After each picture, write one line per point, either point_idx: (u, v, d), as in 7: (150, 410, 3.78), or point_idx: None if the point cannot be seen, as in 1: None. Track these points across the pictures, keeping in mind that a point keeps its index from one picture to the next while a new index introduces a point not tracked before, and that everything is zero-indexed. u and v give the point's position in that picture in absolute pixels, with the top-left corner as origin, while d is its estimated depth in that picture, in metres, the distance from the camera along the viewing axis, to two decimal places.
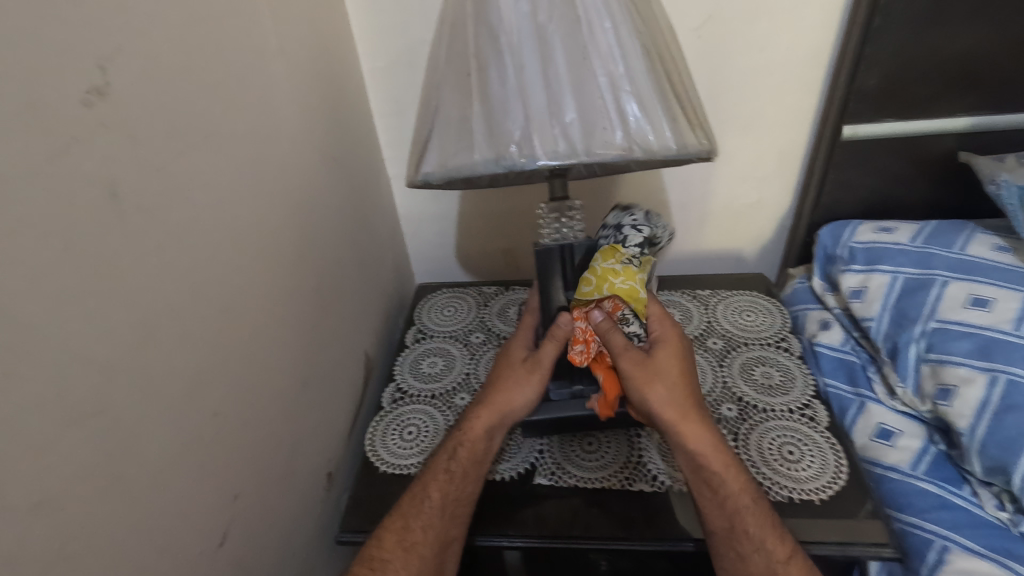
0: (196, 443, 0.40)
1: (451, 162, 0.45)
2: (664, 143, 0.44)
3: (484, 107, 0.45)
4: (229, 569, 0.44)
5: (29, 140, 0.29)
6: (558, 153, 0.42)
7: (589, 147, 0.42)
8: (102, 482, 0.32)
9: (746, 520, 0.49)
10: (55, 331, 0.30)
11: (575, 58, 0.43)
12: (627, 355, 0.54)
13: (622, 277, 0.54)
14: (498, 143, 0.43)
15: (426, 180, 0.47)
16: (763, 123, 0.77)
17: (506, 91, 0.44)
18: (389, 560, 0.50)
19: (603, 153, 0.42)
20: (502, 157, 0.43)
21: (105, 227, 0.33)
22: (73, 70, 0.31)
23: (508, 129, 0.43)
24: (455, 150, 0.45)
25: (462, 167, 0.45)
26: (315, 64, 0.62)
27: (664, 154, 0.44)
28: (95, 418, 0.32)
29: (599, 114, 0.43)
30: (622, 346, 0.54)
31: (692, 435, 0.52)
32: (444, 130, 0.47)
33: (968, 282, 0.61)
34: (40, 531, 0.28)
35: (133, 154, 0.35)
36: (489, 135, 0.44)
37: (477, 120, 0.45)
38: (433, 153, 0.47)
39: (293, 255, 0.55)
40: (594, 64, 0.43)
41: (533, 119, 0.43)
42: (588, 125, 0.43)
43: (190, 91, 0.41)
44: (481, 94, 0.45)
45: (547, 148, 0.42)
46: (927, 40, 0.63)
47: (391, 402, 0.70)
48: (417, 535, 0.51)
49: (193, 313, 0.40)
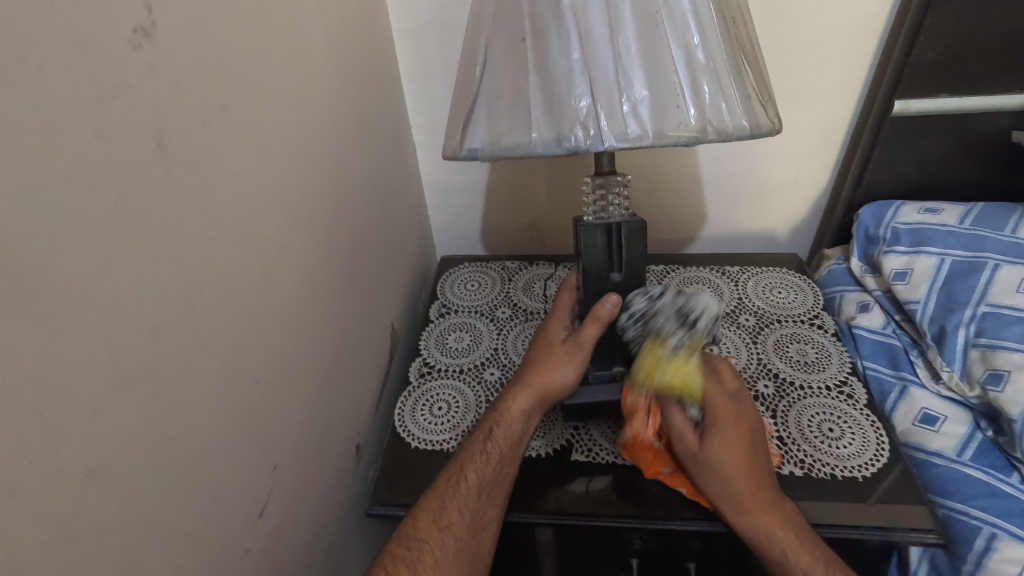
0: (239, 412, 0.39)
1: (507, 138, 0.43)
2: (738, 124, 0.42)
3: (542, 77, 0.42)
4: (269, 541, 0.43)
5: (79, 81, 0.26)
6: (627, 135, 0.40)
7: (661, 129, 0.40)
8: (151, 450, 0.31)
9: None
10: (106, 288, 0.28)
11: (646, 21, 0.40)
12: (681, 437, 0.51)
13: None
14: (561, 122, 0.41)
15: (472, 156, 0.45)
16: (807, 97, 0.75)
17: (571, 60, 0.40)
18: (425, 542, 0.49)
19: (675, 135, 0.40)
20: (565, 138, 0.40)
21: (153, 180, 0.31)
22: (122, 9, 0.29)
23: (574, 106, 0.40)
24: (510, 126, 0.43)
25: (520, 147, 0.42)
26: (349, 22, 0.59)
27: (737, 135, 0.42)
28: (145, 383, 0.30)
29: (674, 93, 0.41)
30: (681, 425, 0.52)
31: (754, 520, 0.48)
32: (493, 99, 0.44)
33: (1022, 267, 0.59)
34: (94, 499, 0.27)
35: (178, 102, 0.33)
36: (550, 113, 0.41)
37: (535, 93, 0.42)
38: (480, 129, 0.45)
39: (328, 221, 0.53)
40: (667, 35, 0.40)
41: (601, 95, 0.40)
42: (661, 104, 0.40)
43: (233, 40, 0.38)
44: (539, 63, 0.42)
45: (617, 129, 0.40)
46: (994, 11, 0.59)
47: (418, 376, 0.69)
48: (453, 517, 0.50)
49: (235, 277, 0.39)
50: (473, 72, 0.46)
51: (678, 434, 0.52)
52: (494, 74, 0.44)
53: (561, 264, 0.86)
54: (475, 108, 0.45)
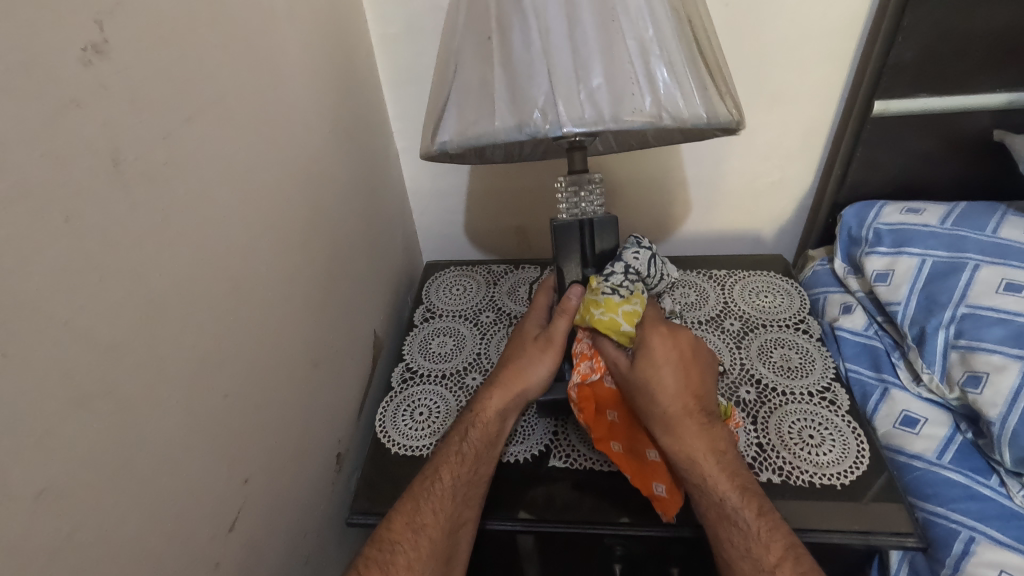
0: (206, 425, 0.39)
1: (471, 132, 0.42)
2: (695, 112, 0.41)
3: (505, 68, 0.41)
4: (241, 553, 0.42)
5: (23, 100, 0.26)
6: (584, 120, 0.39)
7: (616, 113, 0.39)
8: (109, 468, 0.30)
9: (731, 531, 0.46)
10: (59, 309, 0.28)
11: (603, 15, 0.40)
12: (619, 361, 0.53)
13: (602, 308, 0.52)
14: (520, 110, 0.40)
15: (443, 149, 0.45)
16: (789, 97, 0.74)
17: (530, 54, 0.40)
18: (398, 543, 0.48)
19: (631, 119, 0.39)
20: (525, 124, 0.40)
21: (108, 196, 0.31)
22: (70, 26, 0.29)
23: (532, 93, 0.40)
24: (475, 117, 0.43)
25: (483, 137, 0.42)
26: (323, 29, 0.59)
27: (693, 124, 0.41)
28: (102, 401, 0.30)
29: (629, 81, 0.40)
30: (616, 352, 0.54)
31: (681, 433, 0.50)
32: (464, 97, 0.44)
33: (1002, 266, 0.59)
34: (47, 520, 0.27)
35: (136, 118, 0.33)
36: (512, 102, 0.41)
37: (498, 86, 0.42)
38: (450, 123, 0.45)
39: (303, 229, 0.53)
40: (622, 27, 0.40)
41: (558, 83, 0.39)
42: (617, 92, 0.40)
43: (195, 53, 0.38)
44: (503, 55, 0.41)
45: (573, 114, 0.39)
46: (971, 12, 0.59)
47: (400, 382, 0.69)
48: (428, 518, 0.50)
49: (201, 290, 0.38)
50: (444, 76, 0.46)
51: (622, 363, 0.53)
52: (462, 79, 0.44)
53: (545, 267, 0.85)
54: (446, 111, 0.45)
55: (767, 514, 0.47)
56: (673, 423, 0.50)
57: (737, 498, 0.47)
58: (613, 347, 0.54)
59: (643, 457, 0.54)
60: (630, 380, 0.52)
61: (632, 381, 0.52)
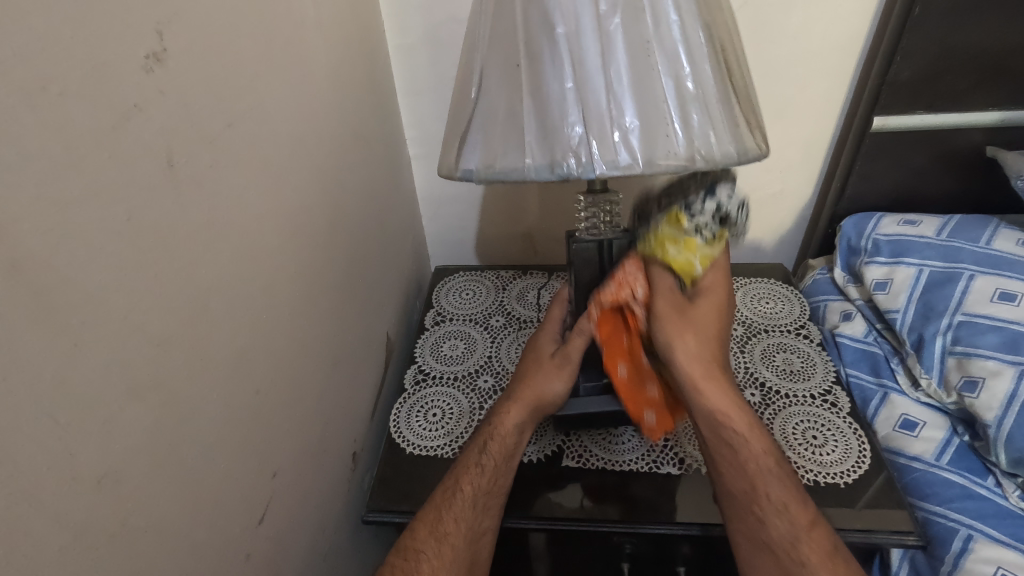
0: (240, 420, 0.40)
1: (500, 163, 0.44)
2: (726, 150, 0.43)
3: (536, 103, 0.43)
4: (268, 546, 0.44)
5: (95, 104, 0.28)
6: (618, 163, 0.41)
7: (651, 158, 0.42)
8: (158, 457, 0.32)
9: (767, 483, 0.50)
10: (119, 303, 0.29)
11: (638, 53, 0.41)
12: (670, 296, 0.54)
13: (679, 248, 0.54)
14: (554, 149, 0.42)
15: (467, 177, 0.46)
16: (792, 111, 0.77)
17: (565, 92, 0.42)
18: (421, 552, 0.49)
19: (666, 163, 0.42)
20: (557, 166, 0.42)
21: (163, 197, 0.32)
22: (134, 35, 0.30)
23: (566, 133, 0.42)
24: (504, 151, 0.44)
25: (513, 172, 0.43)
26: (347, 39, 0.61)
27: (725, 162, 0.43)
28: (154, 393, 0.31)
29: (663, 122, 0.42)
30: (669, 288, 0.54)
31: (715, 392, 0.53)
32: (489, 123, 0.45)
33: (995, 276, 0.61)
34: (106, 506, 0.28)
35: (187, 123, 0.34)
36: (544, 138, 0.43)
37: (529, 121, 0.43)
38: (474, 151, 0.46)
39: (326, 232, 0.55)
40: (658, 62, 0.42)
41: (592, 122, 0.41)
42: (650, 134, 0.42)
43: (237, 61, 0.40)
44: (533, 90, 0.43)
45: (607, 157, 0.41)
46: (965, 34, 0.62)
47: (413, 384, 0.70)
48: (449, 526, 0.51)
49: (239, 289, 0.40)
50: (467, 93, 0.48)
51: (664, 310, 0.54)
52: (488, 95, 0.46)
53: (553, 273, 0.87)
54: (471, 127, 0.47)
55: (793, 477, 0.51)
56: (707, 383, 0.53)
57: (767, 457, 0.51)
58: (665, 281, 0.54)
59: (642, 389, 0.56)
60: (679, 330, 0.53)
61: (671, 331, 0.53)
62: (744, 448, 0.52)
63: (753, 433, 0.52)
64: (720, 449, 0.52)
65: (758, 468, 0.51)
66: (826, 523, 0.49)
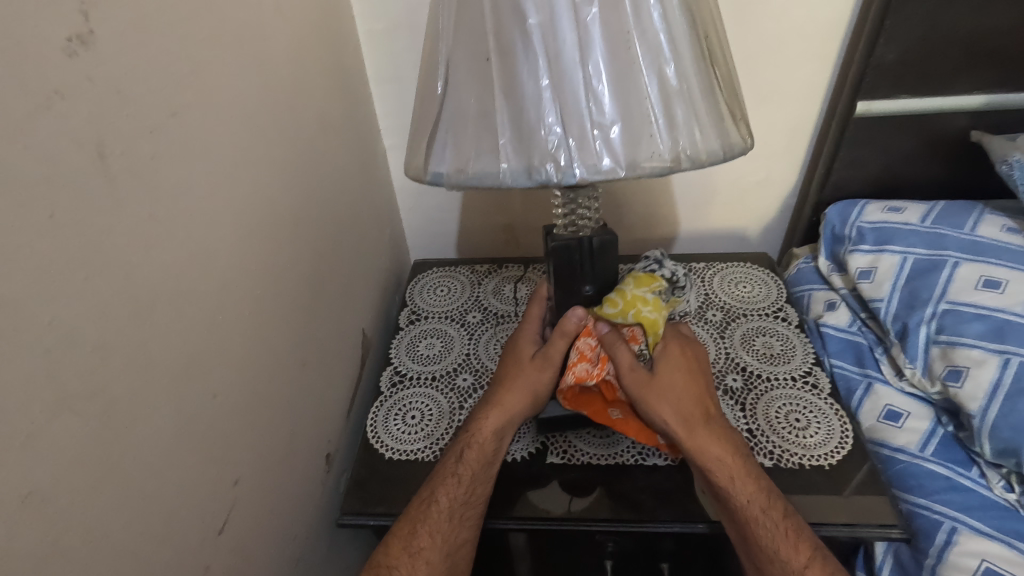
0: (194, 426, 0.38)
1: (473, 168, 0.41)
2: (712, 148, 0.41)
3: (509, 101, 0.39)
4: (230, 557, 0.42)
5: (4, 90, 0.25)
6: (600, 170, 0.39)
7: (634, 160, 0.39)
8: (96, 471, 0.30)
9: (759, 532, 0.48)
10: (40, 307, 0.27)
11: (616, 41, 0.38)
12: (633, 372, 0.53)
13: (650, 307, 0.54)
14: (531, 154, 0.39)
15: (437, 181, 0.43)
16: (776, 96, 0.75)
17: (540, 90, 0.38)
18: (395, 568, 0.48)
19: (649, 166, 0.39)
20: (534, 171, 0.39)
21: (92, 189, 0.30)
22: (53, 14, 0.28)
23: (542, 135, 0.39)
24: (475, 153, 0.41)
25: (486, 177, 0.40)
26: (309, 25, 0.58)
27: (711, 160, 0.41)
28: (89, 402, 0.29)
29: (646, 120, 0.39)
30: (630, 364, 0.53)
31: (696, 445, 0.51)
32: (457, 125, 0.42)
33: (980, 263, 0.60)
34: (32, 527, 0.26)
35: (121, 112, 0.32)
36: (519, 141, 0.39)
37: (502, 120, 0.40)
38: (445, 155, 0.43)
39: (291, 227, 0.52)
40: (639, 53, 0.39)
41: (571, 123, 0.38)
42: (634, 133, 0.39)
43: (182, 44, 0.37)
44: (506, 87, 0.39)
45: (588, 162, 0.38)
46: (949, 15, 0.61)
47: (390, 386, 0.68)
48: (425, 540, 0.50)
49: (189, 289, 0.38)
50: (433, 90, 0.44)
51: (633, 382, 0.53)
52: (455, 91, 0.42)
53: (530, 265, 0.86)
54: (438, 129, 0.43)
55: (786, 511, 0.48)
56: (688, 433, 0.52)
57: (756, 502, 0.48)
58: (626, 356, 0.54)
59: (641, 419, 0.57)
60: (644, 390, 0.53)
61: (648, 404, 0.53)
62: (781, 550, 0.47)
63: (742, 477, 0.50)
64: (759, 558, 0.48)
65: (801, 574, 0.46)
66: (835, 563, 0.46)
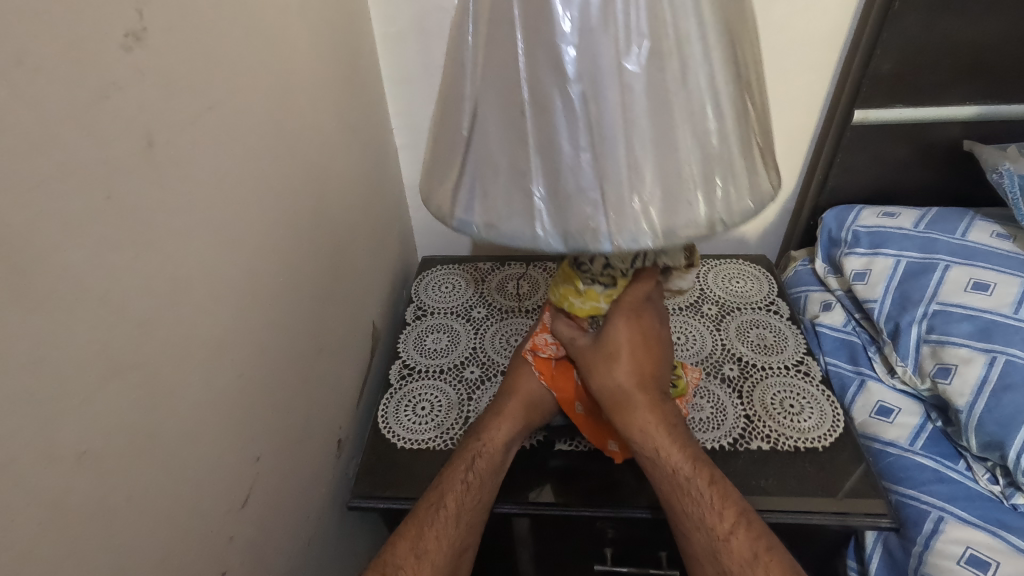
0: (222, 403, 0.40)
1: (504, 225, 0.31)
2: (745, 206, 0.32)
3: (541, 150, 0.30)
4: (251, 528, 0.44)
5: (71, 81, 0.28)
6: (635, 238, 0.29)
7: (667, 228, 0.30)
8: (138, 437, 0.32)
9: (692, 512, 0.47)
10: (96, 279, 0.29)
11: (661, 76, 0.29)
12: (577, 345, 0.54)
13: (581, 298, 0.52)
14: (560, 221, 0.30)
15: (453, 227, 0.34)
16: (778, 103, 0.78)
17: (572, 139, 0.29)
18: (401, 568, 0.47)
19: (682, 235, 0.30)
20: (568, 238, 0.30)
21: (142, 174, 0.32)
22: (112, 12, 0.30)
23: (575, 198, 0.30)
24: (503, 206, 0.32)
25: (520, 242, 0.31)
26: (330, 27, 0.60)
27: (742, 218, 0.32)
28: (134, 372, 0.32)
29: (684, 180, 0.30)
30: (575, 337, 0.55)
31: (628, 419, 0.51)
32: (480, 164, 0.32)
33: (969, 267, 0.63)
34: (87, 481, 0.28)
35: (166, 104, 0.34)
36: (552, 203, 0.30)
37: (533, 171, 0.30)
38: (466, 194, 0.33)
39: (310, 219, 0.55)
40: (682, 96, 0.29)
41: (608, 188, 0.29)
42: (669, 196, 0.30)
43: (219, 42, 0.40)
44: (538, 133, 0.30)
45: (622, 229, 0.29)
46: (942, 29, 0.63)
47: (399, 378, 0.70)
48: (431, 543, 0.49)
49: (222, 273, 0.40)
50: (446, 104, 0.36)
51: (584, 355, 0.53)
52: None
53: (535, 263, 0.88)
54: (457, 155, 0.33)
55: (732, 500, 0.47)
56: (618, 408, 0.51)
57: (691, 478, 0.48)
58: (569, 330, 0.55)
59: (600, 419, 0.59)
60: (591, 359, 0.52)
61: (592, 374, 0.53)
62: (709, 529, 0.46)
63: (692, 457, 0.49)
64: (691, 535, 0.47)
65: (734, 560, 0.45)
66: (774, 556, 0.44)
